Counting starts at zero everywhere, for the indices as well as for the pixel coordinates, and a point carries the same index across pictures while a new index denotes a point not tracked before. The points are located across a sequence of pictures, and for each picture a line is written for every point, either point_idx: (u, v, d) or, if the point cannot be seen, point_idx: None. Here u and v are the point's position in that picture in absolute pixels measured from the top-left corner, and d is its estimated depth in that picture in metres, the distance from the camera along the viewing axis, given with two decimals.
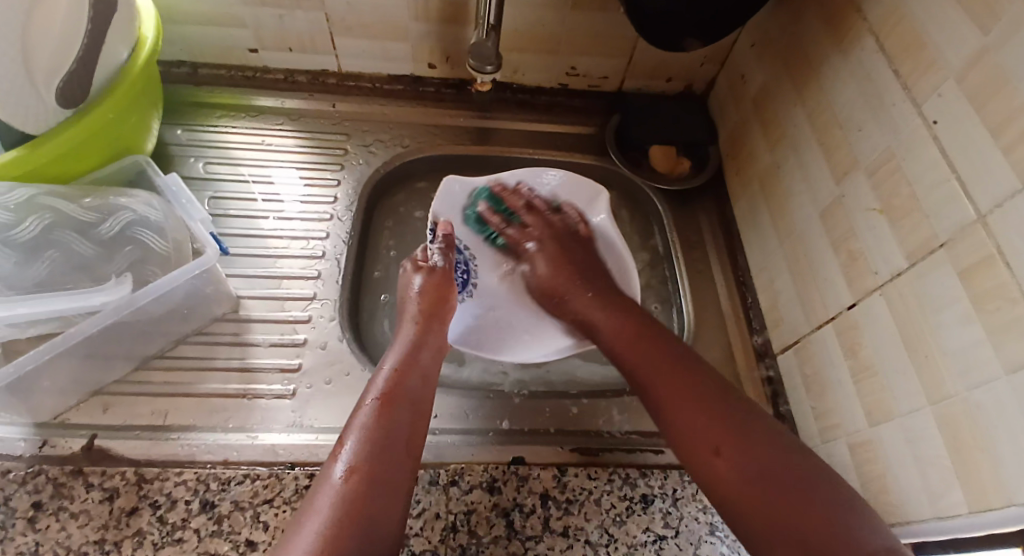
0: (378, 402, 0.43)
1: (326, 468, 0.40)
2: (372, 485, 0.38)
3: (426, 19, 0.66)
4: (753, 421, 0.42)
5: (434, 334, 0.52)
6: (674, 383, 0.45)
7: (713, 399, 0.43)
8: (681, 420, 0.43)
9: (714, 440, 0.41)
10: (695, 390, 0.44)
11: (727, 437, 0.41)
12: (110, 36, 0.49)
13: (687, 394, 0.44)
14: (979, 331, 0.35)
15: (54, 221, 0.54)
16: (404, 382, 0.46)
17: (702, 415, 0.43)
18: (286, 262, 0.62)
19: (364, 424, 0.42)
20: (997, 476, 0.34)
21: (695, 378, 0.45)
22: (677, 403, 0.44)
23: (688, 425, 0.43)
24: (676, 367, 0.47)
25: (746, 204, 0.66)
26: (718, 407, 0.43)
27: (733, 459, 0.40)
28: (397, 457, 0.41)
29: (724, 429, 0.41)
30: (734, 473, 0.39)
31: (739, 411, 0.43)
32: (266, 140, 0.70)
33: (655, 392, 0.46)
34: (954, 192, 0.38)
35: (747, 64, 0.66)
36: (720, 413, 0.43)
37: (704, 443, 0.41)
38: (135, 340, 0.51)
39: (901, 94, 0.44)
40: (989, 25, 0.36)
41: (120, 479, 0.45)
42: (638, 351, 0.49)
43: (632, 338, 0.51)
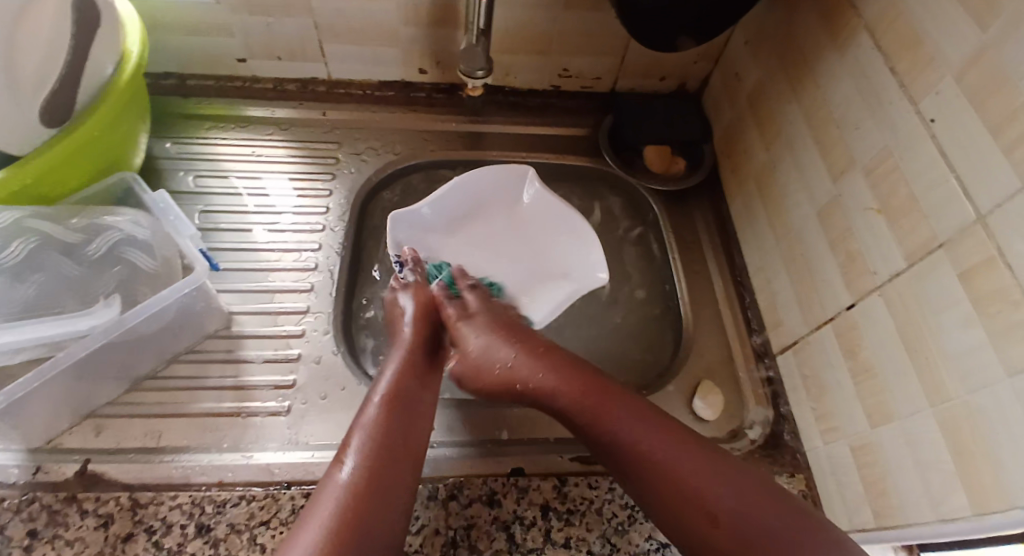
0: (382, 403, 0.43)
1: (331, 468, 0.39)
2: (379, 481, 0.38)
3: (415, 23, 0.65)
4: (738, 467, 0.39)
5: (434, 340, 0.52)
6: (645, 438, 0.41)
7: (692, 447, 0.40)
8: (660, 481, 0.38)
9: (707, 494, 0.37)
10: (673, 449, 0.39)
11: (709, 491, 0.37)
12: (95, 49, 0.49)
13: (671, 448, 0.40)
14: (980, 334, 0.35)
15: (40, 244, 0.52)
16: (411, 385, 0.46)
17: (669, 484, 0.38)
18: (278, 276, 0.61)
19: (372, 423, 0.42)
20: (999, 482, 0.33)
21: (666, 442, 0.40)
22: (665, 453, 0.39)
23: (660, 495, 0.38)
24: (664, 435, 0.41)
25: (742, 203, 0.65)
26: (702, 467, 0.38)
27: (731, 531, 0.35)
28: (406, 458, 0.41)
29: (714, 483, 0.37)
30: (738, 537, 0.35)
31: (736, 469, 0.38)
32: (256, 150, 0.69)
33: (629, 466, 0.40)
34: (953, 192, 0.37)
35: (741, 61, 0.65)
36: (702, 471, 0.38)
37: (688, 507, 0.37)
38: (127, 361, 0.51)
39: (897, 91, 0.43)
40: (988, 20, 0.35)
41: (115, 504, 0.44)
42: (604, 408, 0.43)
43: (589, 391, 0.44)
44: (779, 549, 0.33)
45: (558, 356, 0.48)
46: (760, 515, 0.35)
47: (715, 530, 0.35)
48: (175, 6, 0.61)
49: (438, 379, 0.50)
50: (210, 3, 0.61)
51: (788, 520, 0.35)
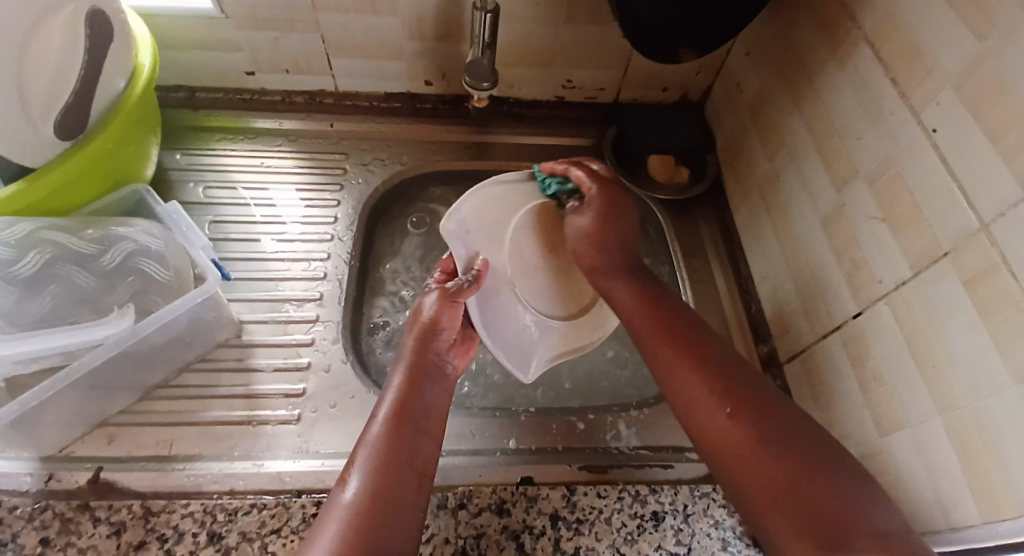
0: (391, 417, 0.42)
1: (335, 491, 0.37)
2: (385, 507, 0.36)
3: (420, 37, 0.66)
4: (758, 383, 0.41)
5: (440, 356, 0.48)
6: (682, 355, 0.43)
7: (717, 358, 0.42)
8: (694, 381, 0.41)
9: (736, 402, 0.39)
10: (704, 362, 0.42)
11: (735, 398, 0.39)
12: (108, 62, 0.50)
13: (699, 354, 0.42)
14: (986, 341, 0.35)
15: (55, 255, 0.53)
16: (416, 402, 0.44)
17: (706, 386, 0.40)
18: (288, 285, 0.62)
19: (375, 444, 0.39)
20: (1010, 488, 0.33)
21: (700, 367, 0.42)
22: (689, 387, 0.41)
23: (689, 376, 0.41)
24: (704, 351, 0.43)
25: (746, 212, 0.65)
26: (730, 379, 0.40)
27: (749, 425, 0.37)
28: (413, 483, 0.39)
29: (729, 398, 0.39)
30: (749, 435, 0.37)
31: (744, 372, 0.41)
32: (264, 162, 0.70)
33: (670, 367, 0.43)
34: (956, 202, 0.38)
35: (742, 73, 0.66)
36: (727, 384, 0.40)
37: (710, 409, 0.39)
38: (139, 370, 0.51)
39: (898, 102, 0.43)
40: (986, 34, 0.36)
41: (127, 512, 0.44)
42: (659, 321, 0.46)
43: (646, 308, 0.47)
44: (792, 443, 0.36)
45: (616, 235, 0.52)
46: (774, 426, 0.37)
47: (734, 438, 0.37)
48: (185, 23, 0.62)
49: (442, 396, 0.46)
50: (218, 19, 0.62)
51: (802, 447, 0.36)
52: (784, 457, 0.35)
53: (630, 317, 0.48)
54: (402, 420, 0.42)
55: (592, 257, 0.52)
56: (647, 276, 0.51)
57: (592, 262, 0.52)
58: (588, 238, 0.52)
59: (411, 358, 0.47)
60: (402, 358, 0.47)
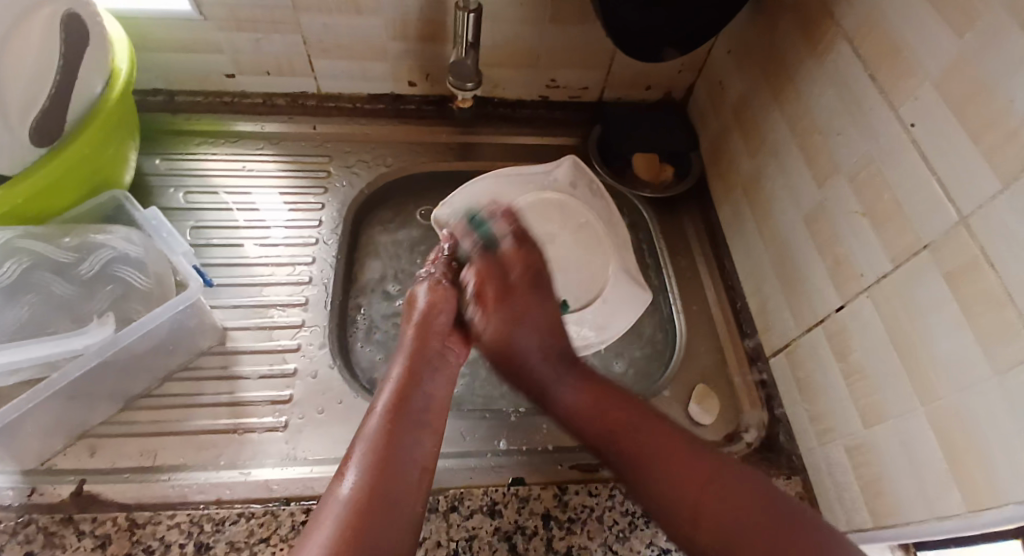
0: (389, 411, 0.41)
1: (332, 482, 0.37)
2: (382, 504, 0.36)
3: (404, 38, 0.65)
4: (738, 474, 0.39)
5: (442, 348, 0.49)
6: (632, 444, 0.42)
7: (681, 445, 0.41)
8: (648, 450, 0.42)
9: (704, 505, 0.38)
10: (636, 422, 0.43)
11: (704, 483, 0.39)
12: (85, 67, 0.49)
13: (647, 448, 0.42)
14: (968, 334, 0.36)
15: (32, 263, 0.52)
16: (416, 392, 0.44)
17: (671, 473, 0.40)
18: (272, 290, 0.61)
19: (372, 436, 0.39)
20: (992, 476, 0.34)
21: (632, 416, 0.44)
22: (645, 452, 0.41)
23: (658, 478, 0.40)
24: (626, 421, 0.44)
25: (730, 209, 0.66)
26: (686, 460, 0.40)
27: (711, 517, 0.37)
28: (413, 474, 0.39)
29: (701, 484, 0.39)
30: (717, 534, 0.37)
31: (711, 458, 0.40)
32: (246, 165, 0.69)
33: (612, 456, 0.43)
34: (936, 197, 0.38)
35: (725, 71, 0.66)
36: (683, 459, 0.40)
37: (676, 501, 0.39)
38: (121, 379, 0.50)
39: (878, 99, 0.44)
40: (963, 31, 0.36)
41: (112, 525, 0.43)
42: (609, 423, 0.44)
43: (600, 396, 0.46)
44: (764, 547, 0.35)
45: (533, 308, 0.52)
46: (728, 515, 0.37)
47: (694, 522, 0.38)
48: (163, 25, 0.61)
49: (446, 385, 0.47)
50: (197, 20, 0.61)
51: (766, 533, 0.36)
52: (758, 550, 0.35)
53: (583, 424, 0.46)
54: (401, 412, 0.42)
55: (517, 325, 0.51)
56: (557, 333, 0.52)
57: (503, 346, 0.51)
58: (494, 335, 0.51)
59: (414, 348, 0.48)
60: (404, 348, 0.48)
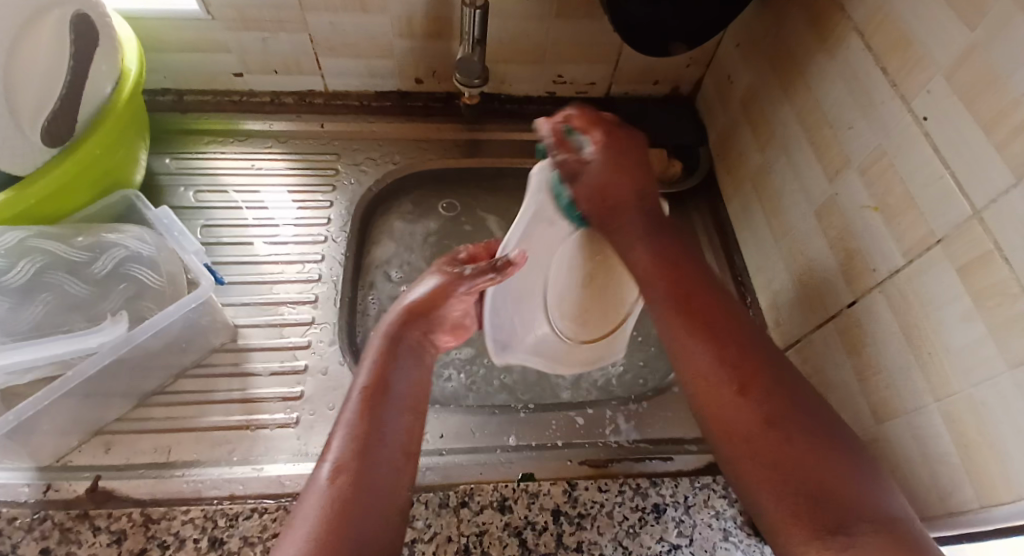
0: (364, 399, 0.41)
1: (314, 470, 0.37)
2: (365, 493, 0.36)
3: (411, 35, 0.65)
4: (776, 358, 0.41)
5: (422, 332, 0.49)
6: (731, 331, 0.43)
7: (741, 332, 0.43)
8: (706, 352, 0.42)
9: (749, 380, 0.40)
10: (740, 328, 0.43)
11: (752, 374, 0.40)
12: (96, 68, 0.49)
13: (746, 342, 0.42)
14: (980, 327, 0.35)
15: (47, 263, 0.53)
16: (392, 377, 0.43)
17: (728, 354, 0.41)
18: (282, 288, 0.61)
19: (350, 424, 0.39)
20: (1006, 471, 0.34)
21: (745, 325, 0.44)
22: (693, 344, 0.43)
23: (701, 351, 0.42)
24: (709, 327, 0.43)
25: (739, 204, 0.66)
26: (747, 350, 0.41)
27: (760, 399, 0.38)
28: (391, 462, 0.39)
29: (742, 362, 0.41)
30: (760, 415, 0.38)
31: (773, 363, 0.41)
32: (255, 164, 0.69)
33: (701, 340, 0.43)
34: (949, 189, 0.38)
35: (733, 64, 0.66)
36: (742, 349, 0.42)
37: (724, 378, 0.40)
38: (134, 377, 0.51)
39: (889, 91, 0.44)
40: (975, 22, 0.36)
41: (127, 520, 0.44)
42: (690, 295, 0.46)
43: (681, 292, 0.46)
44: (806, 421, 0.37)
45: (636, 214, 0.52)
46: (789, 400, 0.38)
47: (753, 429, 0.37)
48: (171, 25, 0.61)
49: (421, 369, 0.46)
50: (205, 20, 0.61)
51: (814, 418, 0.37)
52: (801, 433, 0.36)
53: (671, 301, 0.46)
54: (377, 399, 0.41)
55: (622, 185, 0.52)
56: (644, 180, 0.53)
57: (603, 191, 0.52)
58: (599, 176, 0.52)
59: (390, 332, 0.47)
60: (379, 334, 0.47)
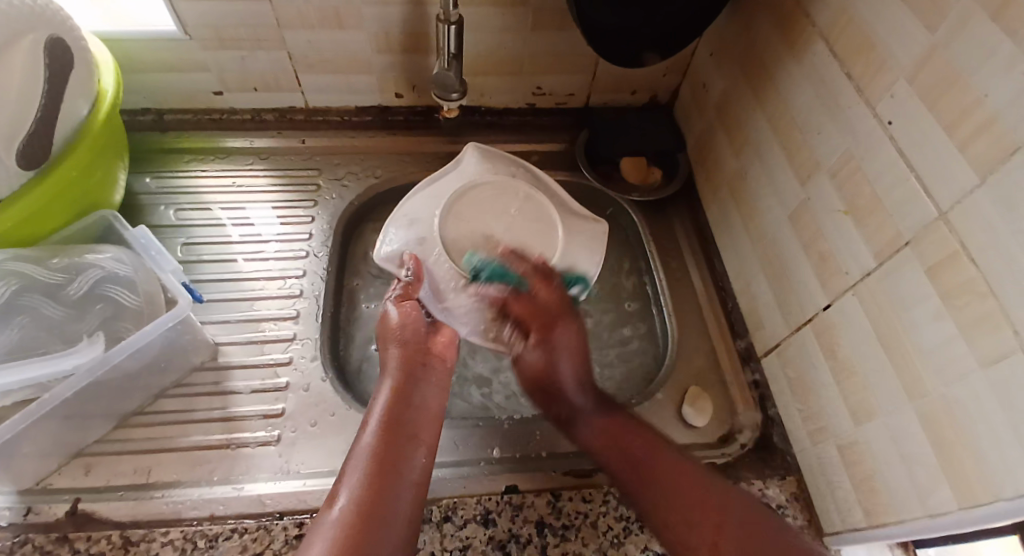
0: (376, 434, 0.41)
1: (326, 504, 0.37)
2: (377, 521, 0.36)
3: (388, 51, 0.66)
4: (709, 483, 0.41)
5: (427, 363, 0.49)
6: (653, 470, 0.43)
7: (661, 447, 0.44)
8: (696, 521, 0.39)
9: (697, 539, 0.39)
10: (671, 457, 0.43)
11: (706, 509, 0.40)
12: (70, 91, 0.49)
13: (694, 496, 0.40)
14: (950, 327, 0.36)
15: (22, 287, 0.53)
16: (405, 411, 0.44)
17: (682, 514, 0.40)
18: (263, 304, 0.61)
19: (365, 455, 0.40)
20: (982, 471, 0.34)
21: (689, 466, 0.43)
22: (665, 504, 0.41)
23: (694, 536, 0.39)
24: (662, 456, 0.43)
25: (717, 210, 0.66)
26: (696, 489, 0.41)
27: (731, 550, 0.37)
28: (407, 488, 0.39)
29: (703, 522, 0.39)
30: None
31: (751, 514, 0.39)
32: (235, 181, 0.69)
33: (640, 493, 0.42)
34: (914, 191, 0.39)
35: (707, 72, 0.66)
36: (704, 502, 0.40)
37: (694, 537, 0.39)
38: (114, 400, 0.50)
39: (855, 96, 0.44)
40: (935, 26, 0.37)
41: (107, 543, 0.43)
42: (619, 448, 0.45)
43: (614, 438, 0.46)
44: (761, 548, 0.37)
45: (566, 330, 0.52)
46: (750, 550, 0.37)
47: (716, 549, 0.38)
48: (148, 46, 0.62)
49: (435, 396, 0.47)
50: (183, 39, 0.61)
51: (750, 528, 0.38)
52: None
53: (602, 451, 0.46)
54: (393, 431, 0.42)
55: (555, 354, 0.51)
56: (581, 360, 0.51)
57: (544, 374, 0.51)
58: (538, 363, 0.51)
59: (397, 371, 0.47)
60: (388, 371, 0.48)
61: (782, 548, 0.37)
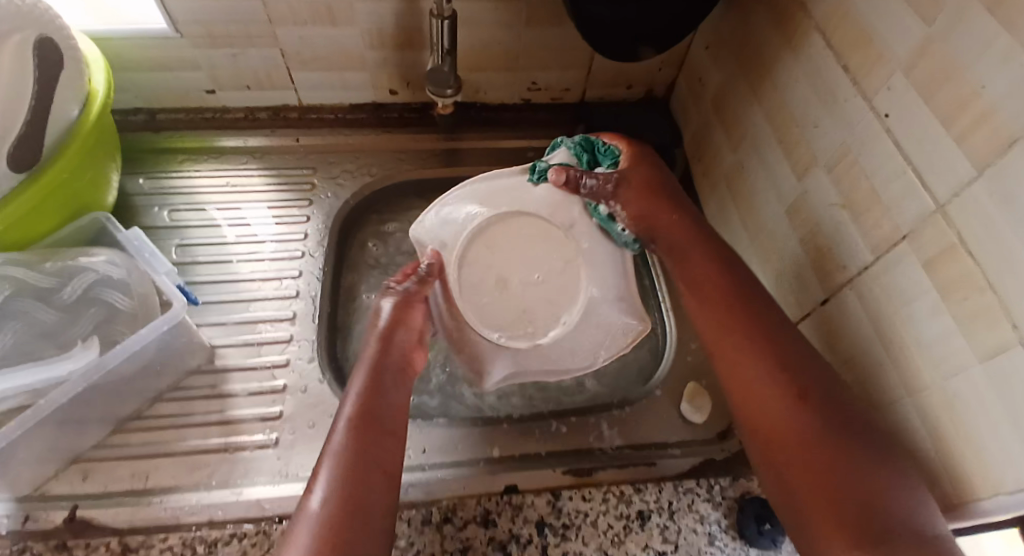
0: (348, 430, 0.40)
1: (302, 502, 0.37)
2: (353, 520, 0.35)
3: (382, 47, 0.65)
4: (830, 385, 0.41)
5: (402, 354, 0.47)
6: (744, 379, 0.43)
7: (766, 325, 0.44)
8: (797, 421, 0.39)
9: (800, 435, 0.39)
10: (786, 349, 0.43)
11: (803, 405, 0.40)
12: (60, 93, 0.48)
13: (779, 389, 0.41)
14: (949, 323, 0.35)
15: (14, 291, 0.52)
16: (378, 406, 0.42)
17: (778, 406, 0.40)
18: (259, 306, 0.61)
19: (337, 454, 0.38)
20: (982, 467, 0.34)
21: (807, 360, 0.42)
22: (764, 394, 0.41)
23: (774, 412, 0.40)
24: (789, 356, 0.42)
25: (714, 205, 0.66)
26: (803, 383, 0.41)
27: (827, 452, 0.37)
28: (380, 487, 0.38)
29: (808, 419, 0.39)
30: (819, 469, 0.37)
31: (856, 431, 0.38)
32: (229, 181, 0.69)
33: (731, 371, 0.44)
34: (912, 184, 0.38)
35: (704, 65, 0.66)
36: (811, 409, 0.40)
37: (792, 434, 0.39)
38: (110, 404, 0.50)
39: (852, 89, 0.44)
40: (932, 17, 0.36)
41: (107, 548, 0.44)
42: (741, 320, 0.45)
43: (730, 317, 0.46)
44: (853, 473, 0.36)
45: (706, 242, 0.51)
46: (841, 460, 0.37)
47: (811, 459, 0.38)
48: (138, 45, 0.61)
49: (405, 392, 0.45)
50: (174, 38, 0.61)
51: (854, 442, 0.37)
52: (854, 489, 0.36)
53: (710, 332, 0.47)
54: (365, 426, 0.41)
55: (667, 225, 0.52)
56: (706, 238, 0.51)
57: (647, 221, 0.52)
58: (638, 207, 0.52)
59: (367, 365, 0.45)
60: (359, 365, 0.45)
61: (879, 459, 0.36)
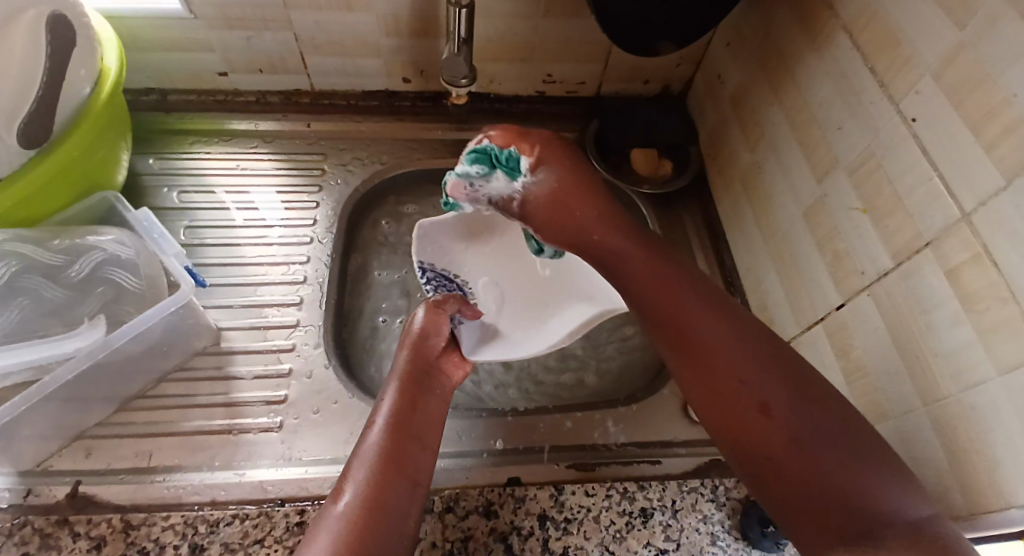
0: (382, 435, 0.40)
1: (327, 504, 0.36)
2: (379, 524, 0.35)
3: (397, 34, 0.65)
4: (760, 352, 0.38)
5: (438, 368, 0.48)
6: (694, 341, 0.40)
7: (690, 300, 0.43)
8: (742, 387, 0.37)
9: (748, 402, 0.36)
10: (708, 324, 0.40)
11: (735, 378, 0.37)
12: (74, 69, 0.48)
13: (718, 359, 0.38)
14: (969, 331, 0.35)
15: (22, 267, 0.52)
16: (413, 415, 0.42)
17: (720, 377, 0.38)
18: (266, 290, 0.61)
19: (369, 459, 0.38)
20: (995, 478, 0.33)
21: (723, 334, 0.40)
22: (717, 361, 0.39)
23: (708, 385, 0.38)
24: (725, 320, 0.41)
25: (729, 204, 0.65)
26: (737, 357, 0.38)
27: (779, 418, 0.35)
28: (407, 493, 0.37)
29: (757, 376, 0.37)
30: (786, 433, 0.34)
31: (815, 395, 0.35)
32: (239, 164, 0.69)
33: (672, 355, 0.41)
34: (935, 190, 0.38)
35: (723, 63, 0.65)
36: (754, 373, 0.37)
37: (728, 409, 0.37)
38: (115, 383, 0.50)
39: (877, 91, 0.43)
40: (964, 20, 0.35)
41: (108, 527, 0.43)
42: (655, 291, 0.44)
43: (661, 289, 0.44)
44: (816, 434, 0.34)
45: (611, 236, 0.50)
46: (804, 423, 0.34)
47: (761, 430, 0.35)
48: (153, 24, 0.60)
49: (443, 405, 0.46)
50: (188, 18, 0.60)
51: (813, 411, 0.35)
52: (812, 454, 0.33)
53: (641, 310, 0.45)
54: (401, 433, 0.41)
55: (581, 210, 0.52)
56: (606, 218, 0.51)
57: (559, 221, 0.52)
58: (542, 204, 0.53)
59: (405, 371, 0.46)
60: (396, 372, 0.46)
61: (838, 425, 0.34)
